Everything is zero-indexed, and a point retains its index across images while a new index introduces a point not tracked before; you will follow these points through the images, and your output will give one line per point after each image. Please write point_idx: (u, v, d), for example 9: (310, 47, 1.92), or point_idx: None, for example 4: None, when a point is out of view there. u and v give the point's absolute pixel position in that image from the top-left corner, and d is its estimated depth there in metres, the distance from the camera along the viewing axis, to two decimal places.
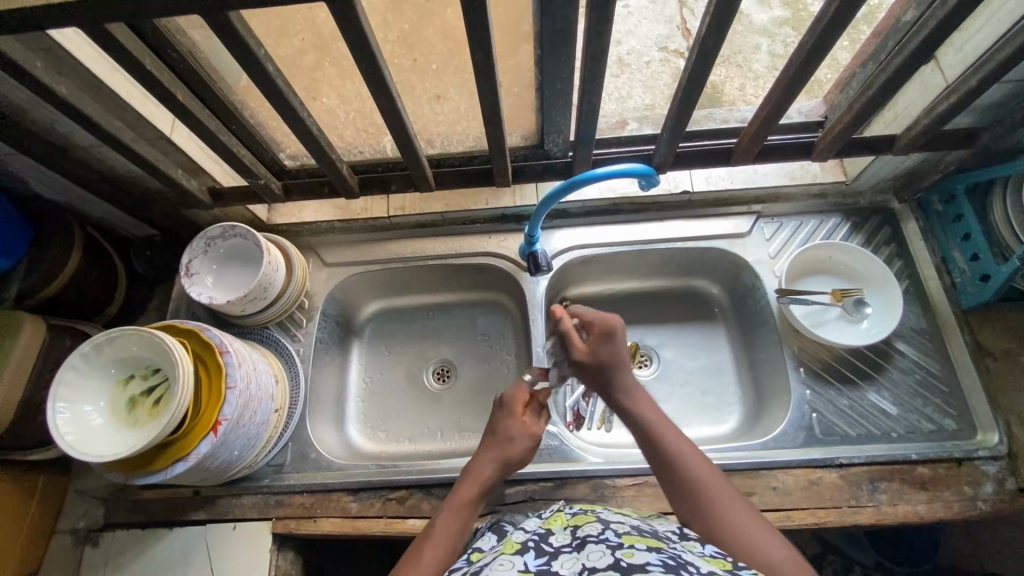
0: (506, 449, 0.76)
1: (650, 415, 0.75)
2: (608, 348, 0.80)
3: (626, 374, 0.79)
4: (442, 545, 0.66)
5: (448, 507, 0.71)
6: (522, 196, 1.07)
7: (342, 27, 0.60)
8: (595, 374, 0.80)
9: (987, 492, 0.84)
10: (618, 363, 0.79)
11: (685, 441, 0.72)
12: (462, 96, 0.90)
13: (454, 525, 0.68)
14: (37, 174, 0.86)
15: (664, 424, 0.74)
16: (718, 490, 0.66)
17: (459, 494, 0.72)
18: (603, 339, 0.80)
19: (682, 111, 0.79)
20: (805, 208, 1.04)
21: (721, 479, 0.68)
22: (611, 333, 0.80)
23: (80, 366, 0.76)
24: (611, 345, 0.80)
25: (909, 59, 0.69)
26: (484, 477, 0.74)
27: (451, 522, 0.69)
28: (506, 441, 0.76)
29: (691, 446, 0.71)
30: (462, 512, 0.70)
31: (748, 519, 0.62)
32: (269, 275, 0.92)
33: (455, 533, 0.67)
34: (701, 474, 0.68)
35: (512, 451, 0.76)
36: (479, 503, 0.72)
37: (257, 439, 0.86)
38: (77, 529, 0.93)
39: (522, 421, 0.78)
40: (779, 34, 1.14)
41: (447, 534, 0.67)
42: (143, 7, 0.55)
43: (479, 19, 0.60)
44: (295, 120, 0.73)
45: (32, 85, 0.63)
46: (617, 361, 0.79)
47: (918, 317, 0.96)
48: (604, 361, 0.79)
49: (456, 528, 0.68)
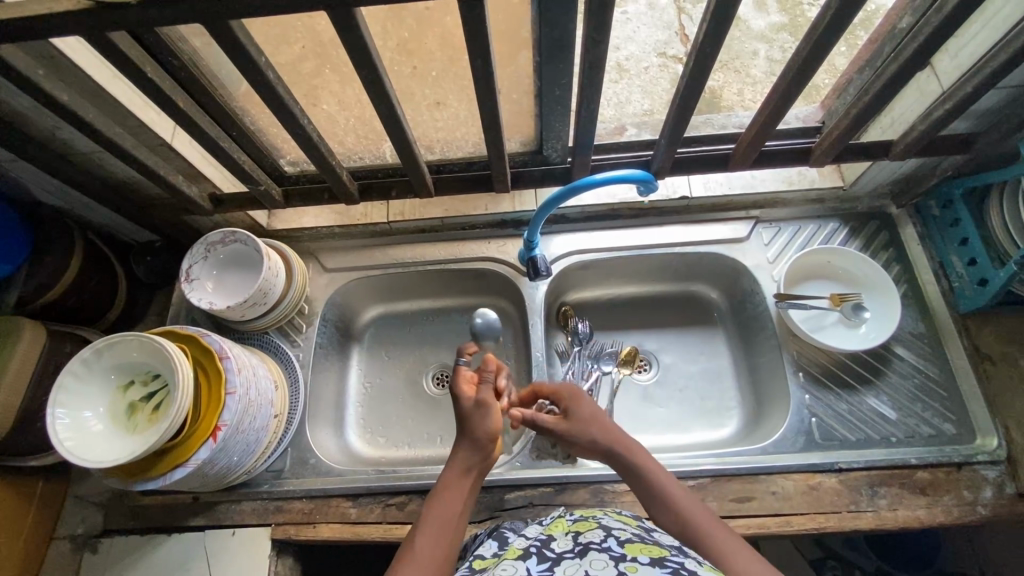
0: (472, 427, 0.72)
1: (642, 459, 0.73)
2: (575, 410, 0.78)
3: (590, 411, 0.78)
4: (431, 537, 0.63)
5: (437, 496, 0.68)
6: (522, 201, 1.08)
7: (342, 36, 0.61)
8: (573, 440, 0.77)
9: (986, 497, 0.84)
10: (590, 423, 0.77)
11: (679, 486, 0.69)
12: (461, 103, 0.90)
13: (444, 516, 0.65)
14: (38, 180, 0.87)
15: (656, 468, 0.71)
16: (711, 527, 0.63)
17: (448, 483, 0.69)
18: (570, 404, 0.79)
19: (680, 118, 0.80)
20: (802, 213, 1.05)
21: (714, 519, 0.64)
22: (569, 398, 0.80)
23: (81, 371, 0.76)
24: (574, 406, 0.79)
25: (904, 66, 0.70)
26: (466, 462, 0.71)
27: (439, 511, 0.66)
28: (472, 417, 0.73)
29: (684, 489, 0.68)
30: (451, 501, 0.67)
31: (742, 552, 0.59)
32: (269, 280, 0.92)
33: (446, 524, 0.65)
34: (698, 516, 0.65)
35: (477, 422, 0.72)
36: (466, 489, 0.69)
37: (256, 445, 0.86)
38: (76, 535, 0.92)
39: (469, 398, 0.75)
40: (777, 40, 1.15)
41: (438, 524, 0.65)
42: (146, 16, 0.55)
43: (477, 27, 0.61)
44: (295, 127, 0.74)
45: (34, 93, 0.63)
46: (592, 419, 0.77)
47: (916, 321, 0.96)
48: (577, 428, 0.77)
49: (447, 517, 0.66)
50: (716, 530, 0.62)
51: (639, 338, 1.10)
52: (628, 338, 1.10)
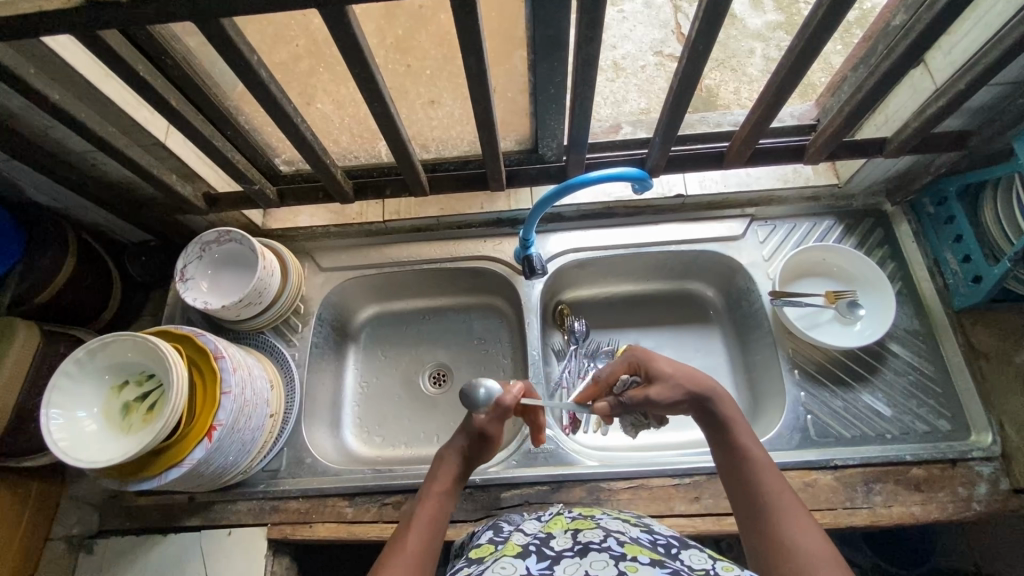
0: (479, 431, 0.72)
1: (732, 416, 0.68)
2: (654, 368, 0.73)
3: (664, 364, 0.72)
4: (419, 534, 0.63)
5: (427, 495, 0.68)
6: (517, 200, 1.08)
7: (335, 34, 0.60)
8: (668, 401, 0.70)
9: (981, 493, 0.84)
10: (675, 373, 0.70)
11: (764, 456, 0.65)
12: (456, 101, 0.90)
13: (429, 514, 0.65)
14: (31, 180, 0.86)
15: (742, 431, 0.67)
16: (788, 508, 0.60)
17: (435, 483, 0.69)
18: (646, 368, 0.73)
19: (674, 116, 0.79)
20: (798, 211, 1.05)
21: (794, 499, 0.61)
22: (641, 359, 0.74)
23: (75, 371, 0.76)
24: (652, 366, 0.73)
25: (897, 63, 0.70)
26: (458, 452, 0.71)
27: (427, 510, 0.66)
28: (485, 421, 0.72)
29: (768, 462, 0.65)
30: (439, 500, 0.68)
31: (814, 536, 0.57)
32: (264, 279, 0.92)
33: (432, 522, 0.65)
34: (775, 492, 0.61)
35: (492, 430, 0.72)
36: (453, 482, 0.70)
37: (252, 445, 0.86)
38: (71, 536, 0.91)
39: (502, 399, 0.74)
40: (772, 39, 1.16)
41: (426, 522, 0.65)
42: (136, 15, 0.55)
43: (470, 25, 0.60)
44: (289, 125, 0.74)
45: (26, 92, 0.63)
46: (675, 373, 0.71)
47: (911, 318, 0.96)
48: (666, 389, 0.70)
49: (433, 515, 0.66)
50: (790, 510, 0.60)
51: (636, 337, 1.10)
52: (624, 336, 1.10)
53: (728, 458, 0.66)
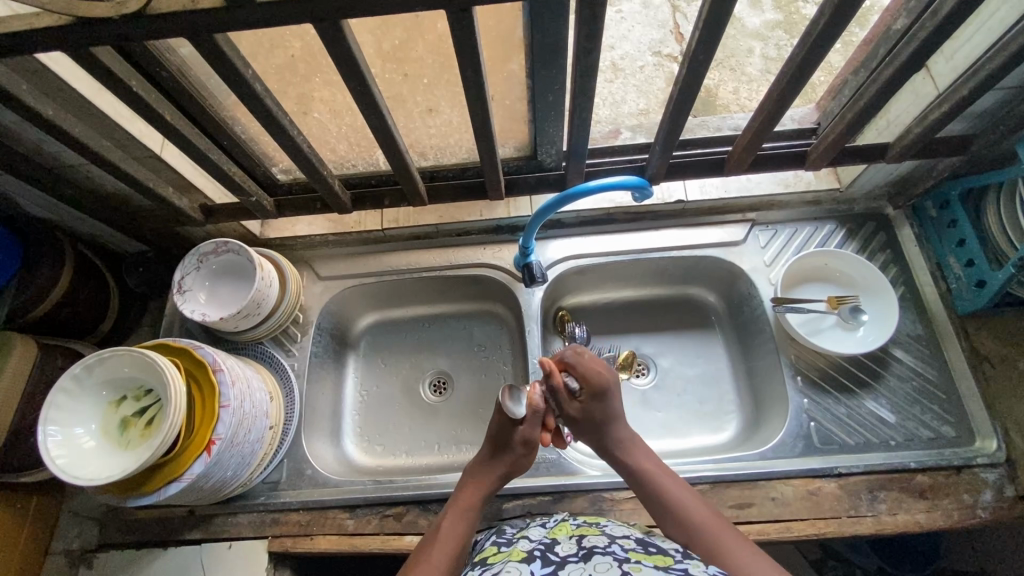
0: (504, 441, 0.78)
1: (649, 466, 0.77)
2: (605, 404, 0.80)
3: (621, 427, 0.80)
4: (446, 549, 0.68)
5: (450, 512, 0.74)
6: (516, 207, 1.07)
7: (329, 47, 0.59)
8: (588, 429, 0.81)
9: (986, 500, 0.84)
10: (619, 418, 0.81)
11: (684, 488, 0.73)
12: (453, 108, 0.90)
13: (457, 529, 0.71)
14: (26, 194, 0.85)
15: (668, 477, 0.75)
16: (721, 527, 0.66)
17: (461, 497, 0.76)
18: (596, 398, 0.80)
19: (674, 123, 0.79)
20: (800, 215, 1.04)
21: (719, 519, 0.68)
22: (609, 392, 0.81)
23: (71, 387, 0.75)
24: (608, 405, 0.80)
25: (900, 70, 0.69)
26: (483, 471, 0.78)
27: (454, 523, 0.72)
28: (508, 433, 0.78)
29: (693, 495, 0.72)
30: (462, 515, 0.73)
31: (749, 551, 0.62)
32: (262, 291, 0.91)
33: (458, 536, 0.70)
34: (702, 516, 0.68)
35: (534, 436, 0.79)
36: (484, 498, 0.76)
37: (252, 457, 0.86)
38: (71, 550, 0.92)
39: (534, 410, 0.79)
40: (770, 37, 1.15)
41: (452, 538, 0.70)
42: (127, 31, 0.54)
43: (467, 37, 0.60)
44: (285, 137, 0.73)
45: (18, 108, 0.62)
46: (615, 417, 0.80)
47: (915, 323, 0.95)
48: (624, 431, 0.81)
49: (460, 528, 0.71)
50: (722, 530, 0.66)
51: (637, 342, 1.09)
52: (626, 341, 1.10)
53: (656, 502, 0.73)
